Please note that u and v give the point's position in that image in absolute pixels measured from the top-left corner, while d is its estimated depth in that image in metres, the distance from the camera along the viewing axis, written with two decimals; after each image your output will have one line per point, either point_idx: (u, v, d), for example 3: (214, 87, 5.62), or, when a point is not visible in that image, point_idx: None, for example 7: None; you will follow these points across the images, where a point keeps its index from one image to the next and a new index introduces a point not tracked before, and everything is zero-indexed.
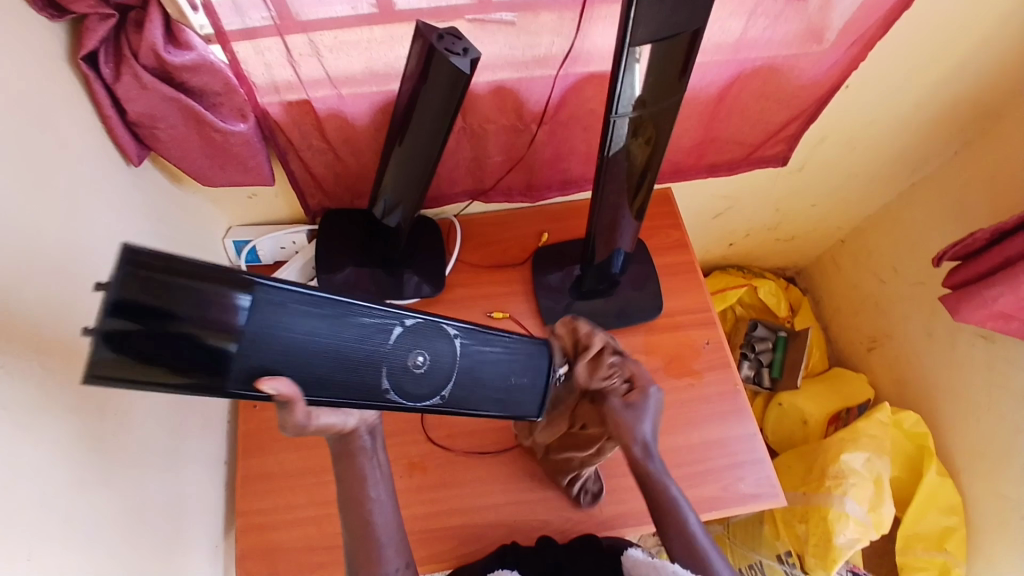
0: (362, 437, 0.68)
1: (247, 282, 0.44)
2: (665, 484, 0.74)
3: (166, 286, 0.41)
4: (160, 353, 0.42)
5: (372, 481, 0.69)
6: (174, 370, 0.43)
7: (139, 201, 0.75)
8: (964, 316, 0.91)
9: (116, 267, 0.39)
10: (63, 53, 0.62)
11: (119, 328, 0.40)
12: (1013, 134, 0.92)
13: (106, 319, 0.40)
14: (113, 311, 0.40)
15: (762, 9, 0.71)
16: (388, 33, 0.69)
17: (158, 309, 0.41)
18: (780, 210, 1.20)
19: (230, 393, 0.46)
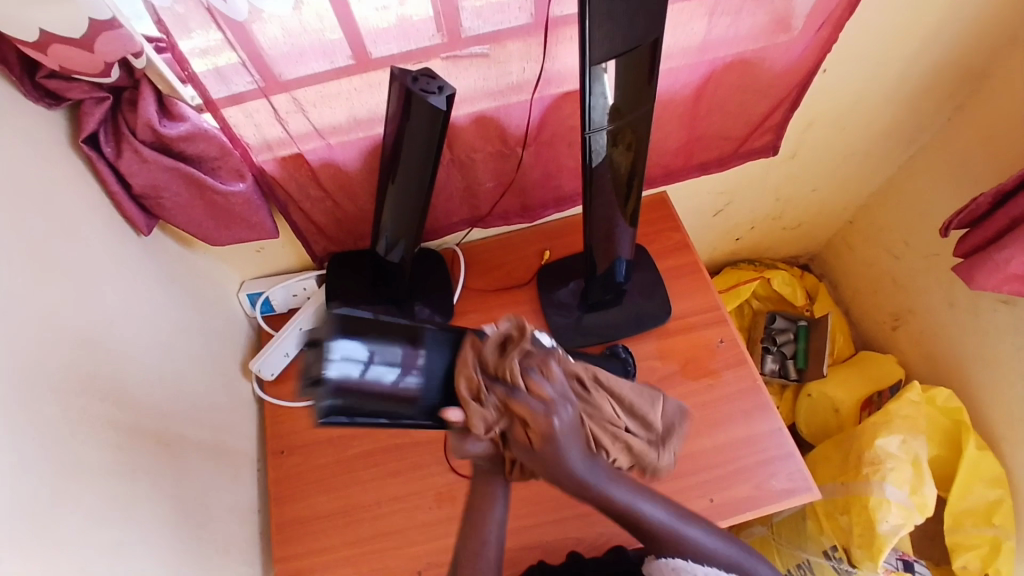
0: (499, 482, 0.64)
1: (413, 327, 0.54)
2: (612, 495, 0.58)
3: (366, 332, 0.51)
4: (369, 394, 0.52)
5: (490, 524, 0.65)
6: (375, 408, 0.53)
7: (152, 268, 0.79)
8: (979, 282, 0.89)
9: (331, 324, 0.50)
10: (66, 138, 0.67)
11: (336, 378, 0.50)
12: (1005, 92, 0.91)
13: (331, 370, 0.50)
14: (331, 357, 0.49)
15: (722, 7, 0.72)
16: (366, 81, 0.72)
17: (364, 356, 0.51)
18: (780, 198, 1.20)
19: (420, 424, 0.54)
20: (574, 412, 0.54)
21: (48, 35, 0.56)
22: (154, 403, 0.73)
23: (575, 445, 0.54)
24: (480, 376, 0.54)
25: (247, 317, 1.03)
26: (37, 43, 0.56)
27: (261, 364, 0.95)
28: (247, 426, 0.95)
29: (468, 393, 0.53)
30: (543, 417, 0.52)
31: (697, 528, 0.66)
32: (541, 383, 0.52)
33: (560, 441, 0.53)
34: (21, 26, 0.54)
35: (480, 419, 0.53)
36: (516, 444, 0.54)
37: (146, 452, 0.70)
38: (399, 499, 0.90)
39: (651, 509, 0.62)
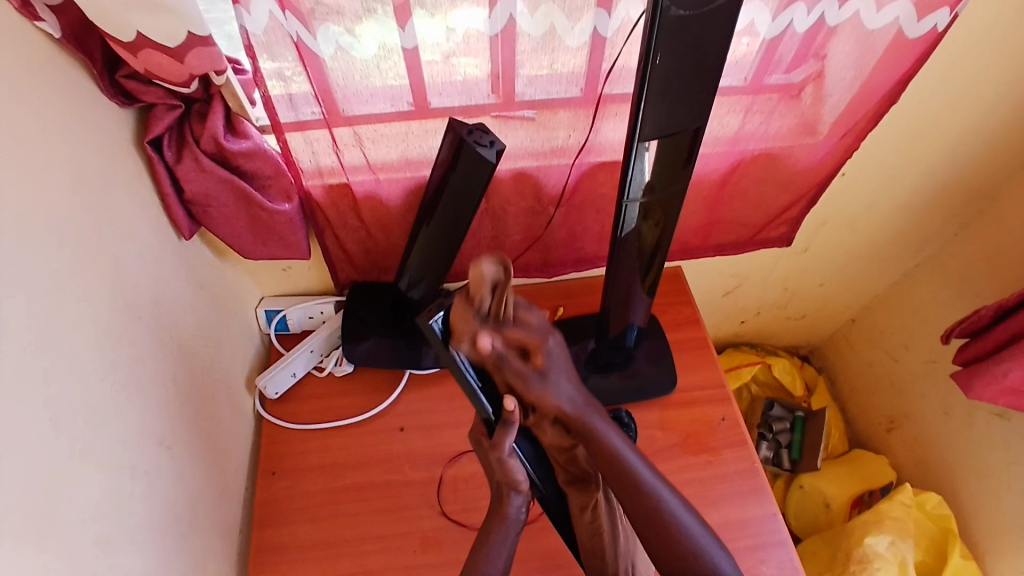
0: (513, 504, 0.69)
1: None
2: (606, 437, 0.61)
3: None
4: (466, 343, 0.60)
5: (502, 538, 0.68)
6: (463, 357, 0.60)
7: (185, 269, 0.81)
8: (975, 393, 0.92)
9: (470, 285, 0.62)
10: (132, 136, 0.72)
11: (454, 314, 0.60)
12: (1006, 216, 0.98)
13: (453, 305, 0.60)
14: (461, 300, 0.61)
15: (756, 106, 0.79)
16: (424, 126, 0.77)
17: None
18: (788, 288, 1.24)
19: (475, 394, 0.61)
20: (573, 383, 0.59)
21: (143, 39, 0.61)
22: (162, 401, 0.74)
23: (564, 376, 0.59)
24: (482, 306, 0.54)
25: (261, 333, 1.04)
26: (130, 43, 0.61)
27: (268, 381, 0.96)
28: (244, 441, 0.94)
29: (466, 332, 0.55)
30: (536, 337, 0.55)
31: (675, 495, 0.63)
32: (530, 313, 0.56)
33: (554, 370, 0.57)
34: (123, 28, 0.59)
35: (471, 349, 0.56)
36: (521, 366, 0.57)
37: (148, 448, 0.70)
38: (384, 538, 0.88)
39: (643, 468, 0.62)
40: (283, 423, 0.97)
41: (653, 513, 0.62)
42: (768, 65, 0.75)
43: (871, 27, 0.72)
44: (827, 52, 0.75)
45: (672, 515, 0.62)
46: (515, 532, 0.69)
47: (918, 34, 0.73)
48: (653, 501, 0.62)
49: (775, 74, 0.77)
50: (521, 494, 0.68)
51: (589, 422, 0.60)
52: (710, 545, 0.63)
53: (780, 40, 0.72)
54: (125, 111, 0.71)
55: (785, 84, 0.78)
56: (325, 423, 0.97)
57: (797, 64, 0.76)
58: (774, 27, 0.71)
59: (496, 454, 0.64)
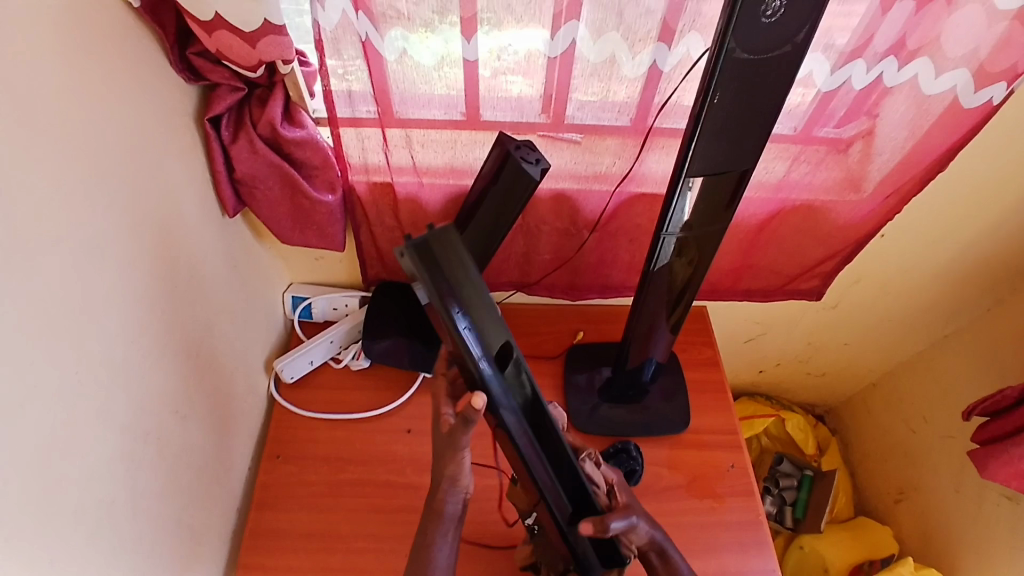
0: (449, 501, 0.64)
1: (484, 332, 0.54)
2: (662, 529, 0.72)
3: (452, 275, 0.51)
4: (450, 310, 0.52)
5: (444, 535, 0.65)
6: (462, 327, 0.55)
7: (223, 244, 0.83)
8: (990, 473, 0.89)
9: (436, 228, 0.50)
10: (194, 113, 0.74)
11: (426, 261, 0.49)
12: None
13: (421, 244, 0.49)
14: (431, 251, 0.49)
15: (805, 155, 0.79)
16: (472, 138, 0.79)
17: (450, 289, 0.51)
18: (811, 342, 1.23)
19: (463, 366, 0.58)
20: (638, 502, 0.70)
21: (220, 20, 0.63)
22: (183, 372, 0.75)
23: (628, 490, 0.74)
24: None
25: (284, 318, 1.06)
26: (207, 23, 0.64)
27: (285, 365, 0.97)
28: (253, 422, 0.95)
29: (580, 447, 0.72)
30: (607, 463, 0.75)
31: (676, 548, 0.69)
32: None
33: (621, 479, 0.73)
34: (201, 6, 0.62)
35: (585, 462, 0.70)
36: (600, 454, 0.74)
37: (162, 416, 0.71)
38: (376, 537, 0.88)
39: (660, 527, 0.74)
40: (294, 409, 0.98)
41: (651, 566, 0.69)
42: (819, 117, 0.76)
43: (928, 92, 0.72)
44: (879, 111, 0.75)
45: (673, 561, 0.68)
46: (454, 527, 0.66)
47: (974, 104, 0.73)
48: None
49: (825, 127, 0.77)
50: (460, 496, 0.64)
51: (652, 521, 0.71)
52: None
53: (834, 95, 0.73)
54: (189, 87, 0.73)
55: (834, 137, 0.78)
56: (335, 415, 0.98)
57: (848, 120, 0.76)
58: (832, 80, 0.71)
59: (453, 445, 0.60)
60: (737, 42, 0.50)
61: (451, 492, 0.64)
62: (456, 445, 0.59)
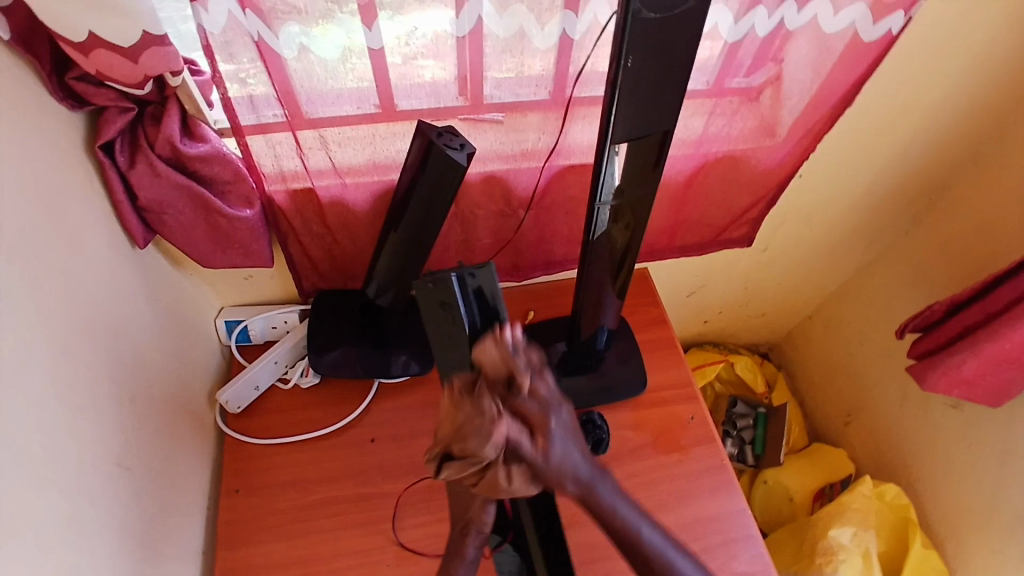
0: (471, 545, 0.70)
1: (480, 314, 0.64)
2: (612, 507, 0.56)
3: None
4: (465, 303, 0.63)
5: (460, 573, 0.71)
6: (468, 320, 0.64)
7: (140, 280, 0.77)
8: (931, 384, 0.97)
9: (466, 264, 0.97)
10: (82, 142, 0.68)
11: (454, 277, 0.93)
12: (963, 204, 1.02)
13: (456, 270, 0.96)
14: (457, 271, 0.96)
15: (719, 109, 0.82)
16: (391, 130, 0.76)
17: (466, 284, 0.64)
18: (749, 287, 1.28)
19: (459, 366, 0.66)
20: (568, 410, 0.53)
21: (96, 39, 0.58)
22: (122, 420, 0.70)
23: (570, 439, 0.52)
24: None
25: (220, 345, 1.00)
26: (82, 44, 0.58)
27: (229, 396, 0.92)
28: (205, 460, 0.90)
29: None
30: (540, 411, 0.50)
31: (613, 488, 0.56)
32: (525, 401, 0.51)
33: (558, 440, 0.51)
34: (73, 27, 0.57)
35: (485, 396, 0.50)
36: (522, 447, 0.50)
37: (107, 472, 0.66)
38: (357, 552, 0.86)
39: (623, 505, 0.57)
40: (248, 439, 0.93)
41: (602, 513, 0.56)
42: (729, 69, 0.78)
43: (828, 30, 0.75)
44: (784, 55, 0.78)
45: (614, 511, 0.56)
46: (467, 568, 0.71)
47: (874, 37, 0.76)
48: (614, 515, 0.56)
49: (736, 77, 0.79)
50: (479, 539, 0.70)
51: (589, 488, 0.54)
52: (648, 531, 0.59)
53: (740, 45, 0.75)
54: (74, 115, 0.66)
55: (745, 87, 0.81)
56: (291, 437, 0.94)
57: (755, 68, 0.79)
58: (736, 31, 0.73)
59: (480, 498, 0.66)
60: (642, 2, 0.50)
61: (473, 540, 0.70)
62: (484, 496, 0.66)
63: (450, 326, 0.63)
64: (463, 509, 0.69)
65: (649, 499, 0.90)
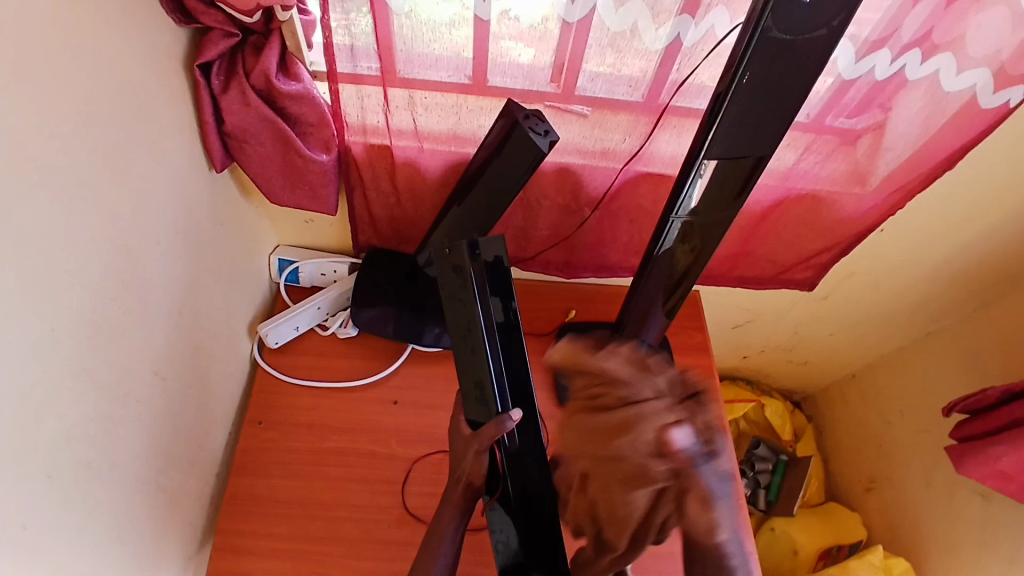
0: (462, 492, 0.68)
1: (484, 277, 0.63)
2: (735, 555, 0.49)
3: None
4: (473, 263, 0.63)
5: (449, 528, 0.69)
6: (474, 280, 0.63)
7: (208, 201, 0.79)
8: (966, 470, 0.92)
9: None
10: (182, 58, 0.69)
11: None
12: None
13: None
14: None
15: (815, 145, 0.79)
16: (478, 103, 0.76)
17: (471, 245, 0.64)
18: (798, 332, 1.24)
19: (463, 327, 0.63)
20: None
21: None
22: (168, 331, 0.73)
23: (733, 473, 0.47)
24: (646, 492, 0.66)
25: (269, 281, 1.02)
26: None
27: (271, 330, 0.95)
28: (235, 386, 0.93)
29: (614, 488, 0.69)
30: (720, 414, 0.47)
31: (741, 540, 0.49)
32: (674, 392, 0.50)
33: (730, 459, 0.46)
34: None
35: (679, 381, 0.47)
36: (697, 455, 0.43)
37: (143, 378, 0.69)
38: (358, 507, 0.87)
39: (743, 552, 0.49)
40: (278, 375, 0.95)
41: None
42: (834, 106, 0.74)
43: (947, 89, 0.71)
44: (893, 104, 0.74)
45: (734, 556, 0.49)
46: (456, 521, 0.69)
47: (991, 105, 0.72)
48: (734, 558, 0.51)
49: (838, 117, 0.76)
50: (470, 489, 0.68)
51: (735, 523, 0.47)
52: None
53: (853, 84, 0.72)
54: (180, 30, 0.68)
55: (846, 129, 0.77)
56: (319, 381, 0.96)
57: (861, 111, 0.75)
58: (854, 69, 0.70)
59: (474, 447, 0.63)
60: (774, 20, 0.48)
61: (466, 488, 0.68)
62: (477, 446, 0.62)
63: (460, 290, 0.62)
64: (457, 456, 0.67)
65: None
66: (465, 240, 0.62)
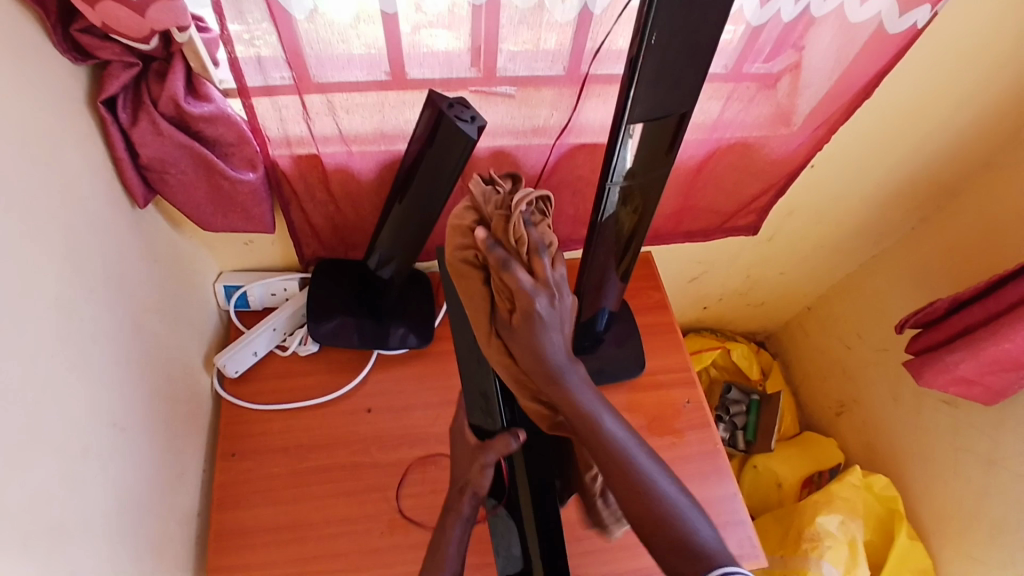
0: (467, 504, 0.65)
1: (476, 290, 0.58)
2: (574, 400, 0.57)
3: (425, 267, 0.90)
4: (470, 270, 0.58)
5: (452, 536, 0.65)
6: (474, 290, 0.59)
7: (138, 240, 0.75)
8: (926, 379, 0.97)
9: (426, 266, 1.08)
10: (83, 95, 0.65)
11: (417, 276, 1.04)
12: (972, 205, 1.02)
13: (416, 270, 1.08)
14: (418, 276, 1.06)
15: (737, 94, 0.80)
16: (400, 98, 0.74)
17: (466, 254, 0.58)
18: (751, 276, 1.28)
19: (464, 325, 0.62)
20: (564, 303, 0.56)
21: None
22: (120, 379, 0.69)
23: (552, 330, 0.55)
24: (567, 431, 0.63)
25: (219, 310, 0.99)
26: None
27: (227, 359, 0.92)
28: (202, 423, 0.90)
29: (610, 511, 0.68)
30: (542, 290, 0.54)
31: (595, 400, 0.58)
32: (543, 262, 0.54)
33: (547, 308, 0.54)
34: None
35: (533, 231, 0.55)
36: (516, 275, 0.53)
37: (102, 432, 0.66)
38: (350, 520, 0.86)
39: (610, 421, 0.57)
40: (244, 405, 0.93)
41: (570, 406, 0.57)
42: (749, 54, 0.76)
43: (854, 20, 0.73)
44: (804, 43, 0.76)
45: (598, 424, 0.57)
46: (463, 528, 0.65)
47: (898, 29, 0.74)
48: (622, 457, 0.56)
49: (754, 63, 0.77)
50: (476, 499, 0.65)
51: (563, 385, 0.57)
52: (645, 461, 0.57)
53: (762, 30, 0.73)
54: (77, 68, 0.64)
55: (764, 73, 0.79)
56: (287, 405, 0.94)
57: (775, 54, 0.77)
58: (761, 14, 0.71)
59: (480, 458, 0.64)
60: None
61: (470, 500, 0.65)
62: (482, 457, 0.64)
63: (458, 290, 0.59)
64: (463, 465, 0.67)
65: None
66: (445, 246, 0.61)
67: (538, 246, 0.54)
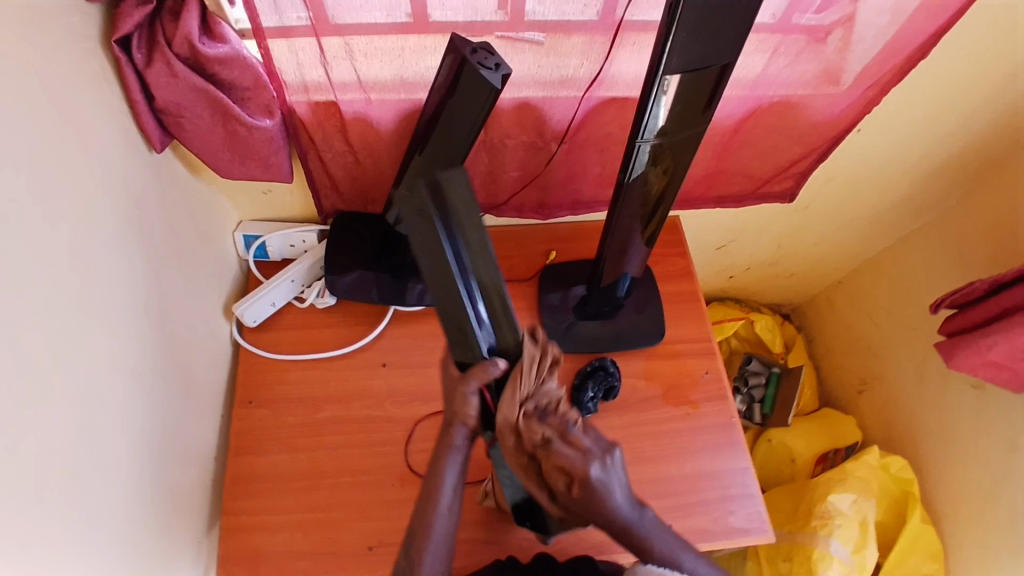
0: (459, 436, 0.59)
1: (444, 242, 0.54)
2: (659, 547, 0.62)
3: None
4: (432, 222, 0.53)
5: (448, 469, 0.61)
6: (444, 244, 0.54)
7: (156, 187, 0.74)
8: (957, 363, 0.93)
9: None
10: (97, 34, 0.63)
11: None
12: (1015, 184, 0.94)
13: None
14: None
15: (784, 46, 0.74)
16: (421, 42, 0.70)
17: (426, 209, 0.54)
18: (782, 245, 1.23)
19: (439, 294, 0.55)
20: (617, 458, 0.56)
21: None
22: (136, 326, 0.69)
23: (618, 492, 0.56)
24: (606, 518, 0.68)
25: (238, 259, 0.99)
26: None
27: (245, 310, 0.92)
28: (219, 372, 0.91)
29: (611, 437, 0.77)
30: (594, 463, 0.54)
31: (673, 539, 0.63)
32: (580, 434, 0.55)
33: (607, 477, 0.55)
34: None
35: (553, 419, 0.54)
36: (566, 456, 0.53)
37: (118, 377, 0.66)
38: (362, 472, 0.88)
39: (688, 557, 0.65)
40: (261, 353, 0.94)
41: (648, 549, 0.62)
42: (800, 3, 0.70)
43: None
44: None
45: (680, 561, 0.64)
46: (459, 463, 0.61)
47: None
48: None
49: (805, 14, 0.71)
50: (467, 430, 0.59)
51: (644, 536, 0.61)
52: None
53: None
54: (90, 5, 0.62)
55: (814, 25, 0.73)
56: (302, 355, 0.94)
57: (828, 5, 0.70)
58: None
59: (464, 389, 0.55)
60: None
61: (461, 433, 0.59)
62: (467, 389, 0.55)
63: (428, 236, 0.54)
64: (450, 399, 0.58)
65: (653, 448, 0.90)
66: (424, 184, 0.55)
67: (569, 424, 0.55)
